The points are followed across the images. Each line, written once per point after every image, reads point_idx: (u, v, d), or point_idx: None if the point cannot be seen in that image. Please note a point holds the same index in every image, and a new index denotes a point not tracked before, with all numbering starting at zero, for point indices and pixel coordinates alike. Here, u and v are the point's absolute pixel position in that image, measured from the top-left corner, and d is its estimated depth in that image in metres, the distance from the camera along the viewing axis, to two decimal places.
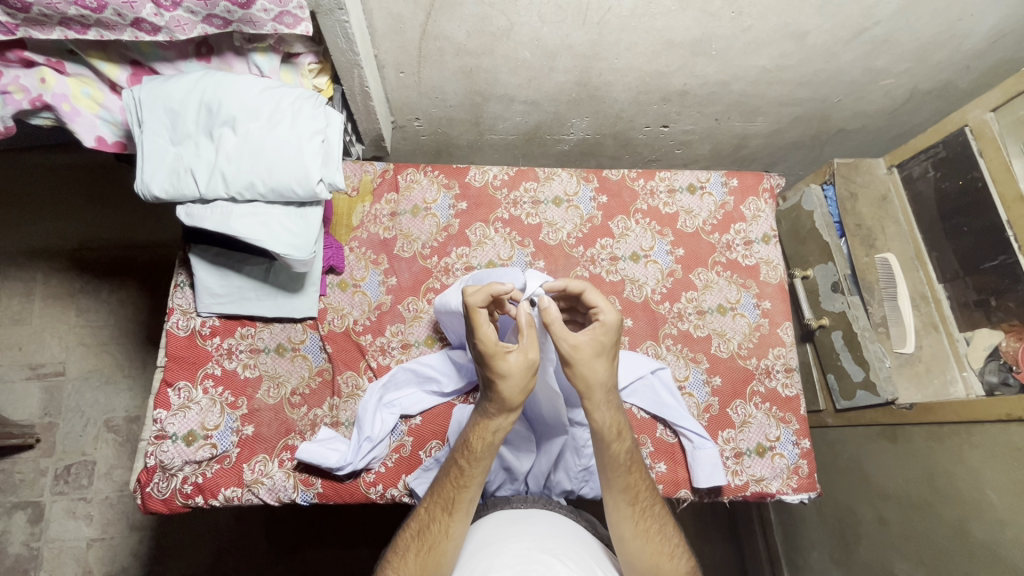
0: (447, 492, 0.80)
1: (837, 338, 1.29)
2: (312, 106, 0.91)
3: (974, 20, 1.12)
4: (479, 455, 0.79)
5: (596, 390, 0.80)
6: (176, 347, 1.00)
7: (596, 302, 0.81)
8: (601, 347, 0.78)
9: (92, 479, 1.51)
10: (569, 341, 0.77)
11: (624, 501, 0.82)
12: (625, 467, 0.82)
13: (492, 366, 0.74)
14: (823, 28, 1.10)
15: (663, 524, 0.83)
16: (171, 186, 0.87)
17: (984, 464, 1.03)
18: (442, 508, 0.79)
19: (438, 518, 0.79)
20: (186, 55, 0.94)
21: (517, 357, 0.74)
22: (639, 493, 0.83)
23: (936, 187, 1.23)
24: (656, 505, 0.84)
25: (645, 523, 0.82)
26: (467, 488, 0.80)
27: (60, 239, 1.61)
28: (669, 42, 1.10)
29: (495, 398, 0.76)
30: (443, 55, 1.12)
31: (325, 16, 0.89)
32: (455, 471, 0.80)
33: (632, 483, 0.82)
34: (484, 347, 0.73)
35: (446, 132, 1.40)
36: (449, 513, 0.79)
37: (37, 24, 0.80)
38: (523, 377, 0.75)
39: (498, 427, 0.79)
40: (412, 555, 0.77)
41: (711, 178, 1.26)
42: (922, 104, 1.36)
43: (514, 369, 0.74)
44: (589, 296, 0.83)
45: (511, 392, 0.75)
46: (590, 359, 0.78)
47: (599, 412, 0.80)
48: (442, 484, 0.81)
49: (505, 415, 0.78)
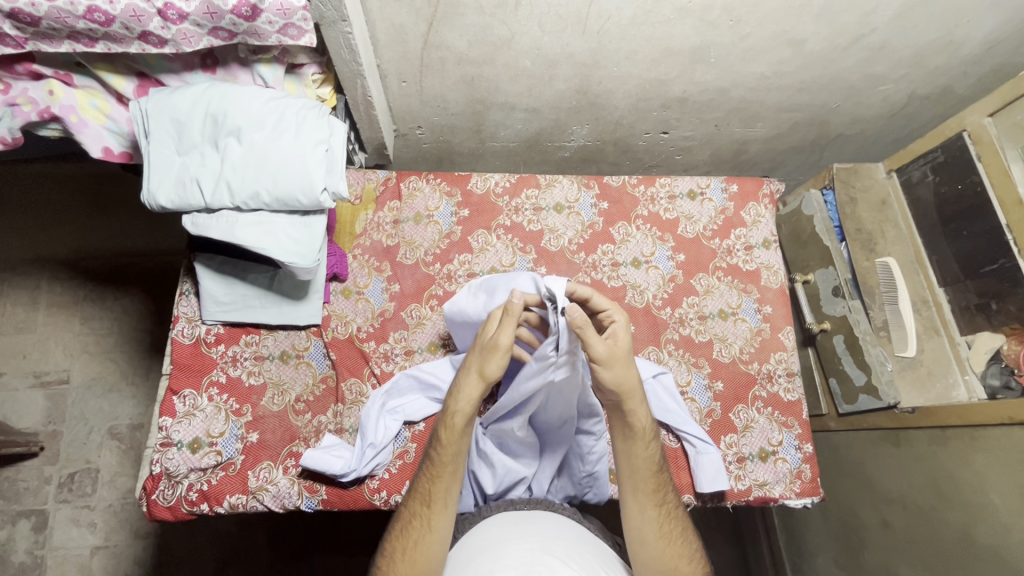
0: (422, 486, 0.81)
1: (839, 341, 1.29)
2: (316, 116, 0.92)
3: (970, 26, 1.13)
4: (445, 442, 0.80)
5: (634, 394, 0.80)
6: (181, 355, 1.00)
7: (607, 306, 0.85)
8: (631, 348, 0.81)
9: (95, 487, 1.52)
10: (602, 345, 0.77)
11: (652, 503, 0.82)
12: (655, 468, 0.83)
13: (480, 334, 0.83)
14: (820, 36, 1.11)
15: (685, 527, 0.85)
16: (177, 197, 0.88)
17: (988, 468, 1.03)
18: (422, 502, 0.80)
19: (418, 514, 0.80)
20: (191, 67, 0.96)
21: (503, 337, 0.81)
22: (666, 495, 0.84)
23: (935, 191, 1.24)
24: (678, 507, 0.86)
25: (669, 525, 0.83)
26: (439, 479, 0.80)
27: (66, 248, 1.62)
28: (668, 49, 1.11)
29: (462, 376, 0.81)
30: (444, 64, 1.13)
31: (328, 27, 0.90)
32: (428, 463, 0.82)
33: (659, 485, 0.83)
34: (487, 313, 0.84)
35: (448, 140, 1.41)
36: (427, 506, 0.79)
37: (46, 37, 0.82)
38: (488, 352, 0.80)
39: (460, 412, 0.80)
40: (397, 553, 0.78)
41: (711, 184, 1.27)
42: (919, 109, 1.37)
43: (486, 342, 0.80)
44: (598, 300, 0.86)
45: (474, 366, 0.81)
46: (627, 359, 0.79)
47: (640, 411, 0.80)
48: (418, 479, 0.82)
49: (464, 399, 0.79)
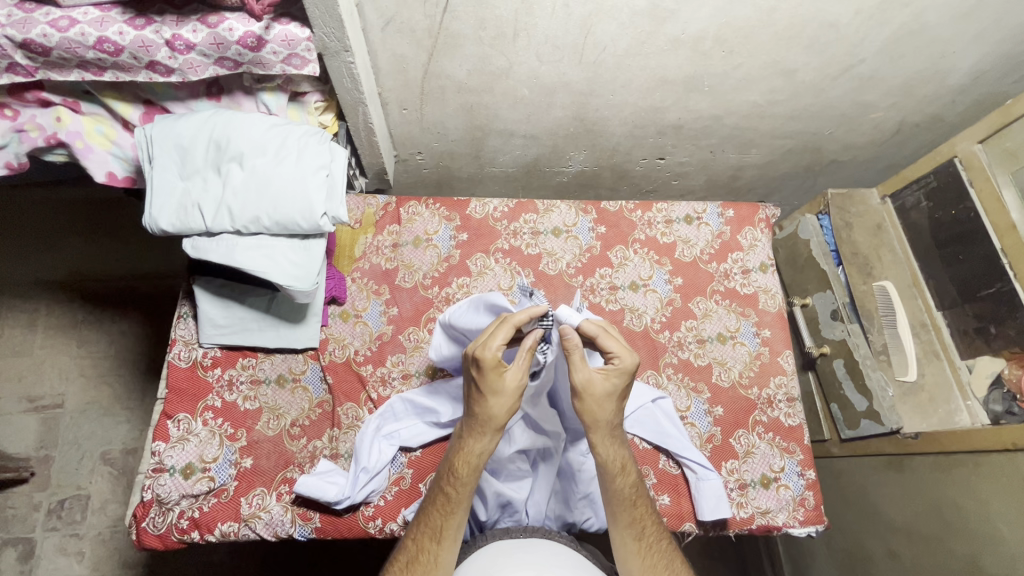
0: (434, 520, 0.79)
1: (839, 366, 1.29)
2: (318, 142, 0.94)
3: (956, 57, 1.15)
4: (465, 480, 0.78)
5: (600, 428, 0.80)
6: (177, 378, 1.00)
7: (615, 349, 0.79)
8: (612, 390, 0.78)
9: (85, 514, 1.49)
10: (581, 374, 0.77)
11: (631, 537, 0.82)
12: (630, 502, 0.82)
13: (484, 377, 0.75)
14: (811, 66, 1.13)
15: (671, 561, 0.82)
16: (178, 221, 0.88)
17: (994, 496, 1.02)
18: (430, 537, 0.78)
19: (427, 548, 0.77)
20: (196, 95, 0.98)
21: (511, 377, 0.76)
22: (646, 528, 0.82)
23: (930, 217, 1.25)
24: (664, 540, 0.84)
25: (653, 559, 0.81)
26: (453, 514, 0.79)
27: (64, 271, 1.63)
28: (662, 79, 1.14)
29: (478, 417, 0.77)
30: (444, 93, 1.16)
31: (331, 57, 0.92)
32: (441, 497, 0.79)
33: (638, 517, 0.82)
34: (484, 356, 0.74)
35: (447, 165, 1.44)
36: (438, 541, 0.78)
37: (55, 66, 0.85)
38: (512, 397, 0.76)
39: (482, 449, 0.79)
40: None
41: (707, 209, 1.28)
42: (911, 136, 1.40)
43: (509, 386, 0.76)
44: (607, 339, 0.79)
45: (498, 412, 0.77)
46: (600, 397, 0.78)
47: (603, 448, 0.81)
48: (429, 511, 0.80)
49: (488, 436, 0.78)
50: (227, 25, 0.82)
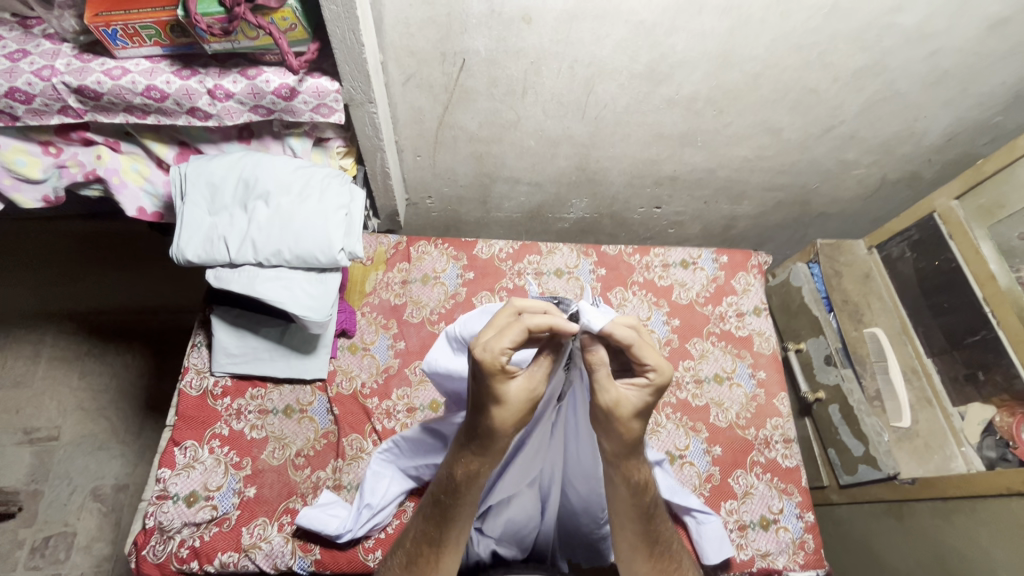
0: (431, 528, 0.77)
1: (835, 411, 1.29)
2: (339, 183, 1.00)
3: (929, 120, 1.25)
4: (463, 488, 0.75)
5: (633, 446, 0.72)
6: (187, 406, 1.03)
7: (652, 362, 0.67)
8: (644, 408, 0.68)
9: (70, 553, 1.45)
10: (609, 393, 0.68)
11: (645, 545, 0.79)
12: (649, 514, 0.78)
13: (490, 385, 0.65)
14: (795, 126, 1.22)
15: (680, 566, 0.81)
16: (204, 252, 0.94)
17: (993, 544, 1.03)
18: (428, 543, 0.77)
19: (426, 552, 0.77)
20: (229, 138, 1.06)
21: (519, 386, 0.66)
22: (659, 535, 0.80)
23: (915, 266, 1.31)
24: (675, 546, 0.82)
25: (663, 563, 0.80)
26: (451, 522, 0.76)
27: (78, 302, 1.67)
28: (659, 134, 1.23)
29: (480, 427, 0.69)
30: (456, 142, 1.24)
31: (356, 107, 0.99)
32: (439, 505, 0.77)
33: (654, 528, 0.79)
34: (484, 360, 0.63)
35: (455, 210, 1.52)
36: (435, 548, 0.76)
37: (103, 110, 0.92)
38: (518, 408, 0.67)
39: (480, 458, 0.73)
40: None
41: (702, 255, 1.34)
42: (892, 191, 1.49)
43: (513, 397, 0.66)
44: (643, 350, 0.67)
45: (500, 420, 0.68)
46: (627, 419, 0.69)
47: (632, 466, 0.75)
48: (427, 520, 0.78)
49: (487, 445, 0.72)
50: (264, 77, 0.90)
